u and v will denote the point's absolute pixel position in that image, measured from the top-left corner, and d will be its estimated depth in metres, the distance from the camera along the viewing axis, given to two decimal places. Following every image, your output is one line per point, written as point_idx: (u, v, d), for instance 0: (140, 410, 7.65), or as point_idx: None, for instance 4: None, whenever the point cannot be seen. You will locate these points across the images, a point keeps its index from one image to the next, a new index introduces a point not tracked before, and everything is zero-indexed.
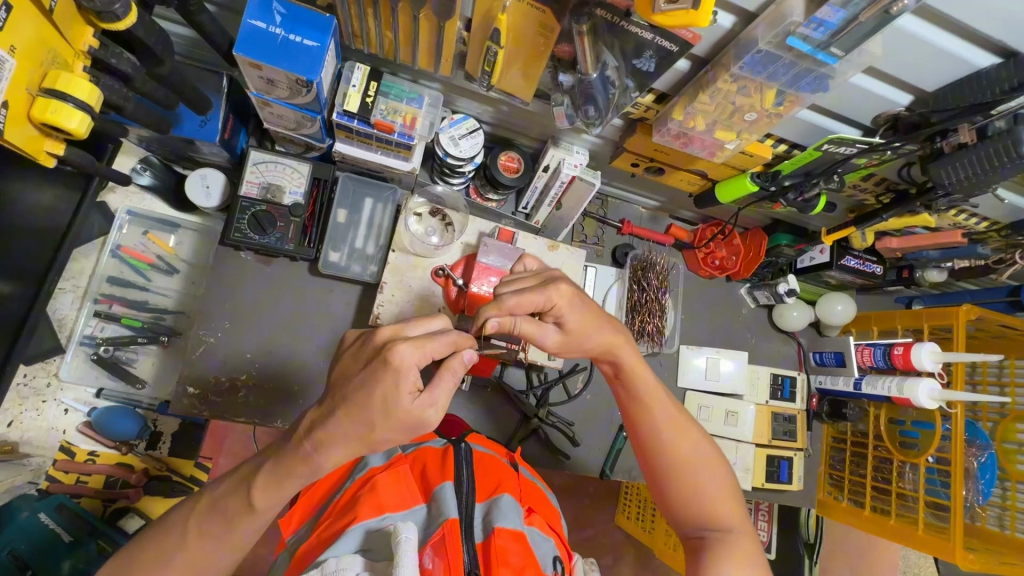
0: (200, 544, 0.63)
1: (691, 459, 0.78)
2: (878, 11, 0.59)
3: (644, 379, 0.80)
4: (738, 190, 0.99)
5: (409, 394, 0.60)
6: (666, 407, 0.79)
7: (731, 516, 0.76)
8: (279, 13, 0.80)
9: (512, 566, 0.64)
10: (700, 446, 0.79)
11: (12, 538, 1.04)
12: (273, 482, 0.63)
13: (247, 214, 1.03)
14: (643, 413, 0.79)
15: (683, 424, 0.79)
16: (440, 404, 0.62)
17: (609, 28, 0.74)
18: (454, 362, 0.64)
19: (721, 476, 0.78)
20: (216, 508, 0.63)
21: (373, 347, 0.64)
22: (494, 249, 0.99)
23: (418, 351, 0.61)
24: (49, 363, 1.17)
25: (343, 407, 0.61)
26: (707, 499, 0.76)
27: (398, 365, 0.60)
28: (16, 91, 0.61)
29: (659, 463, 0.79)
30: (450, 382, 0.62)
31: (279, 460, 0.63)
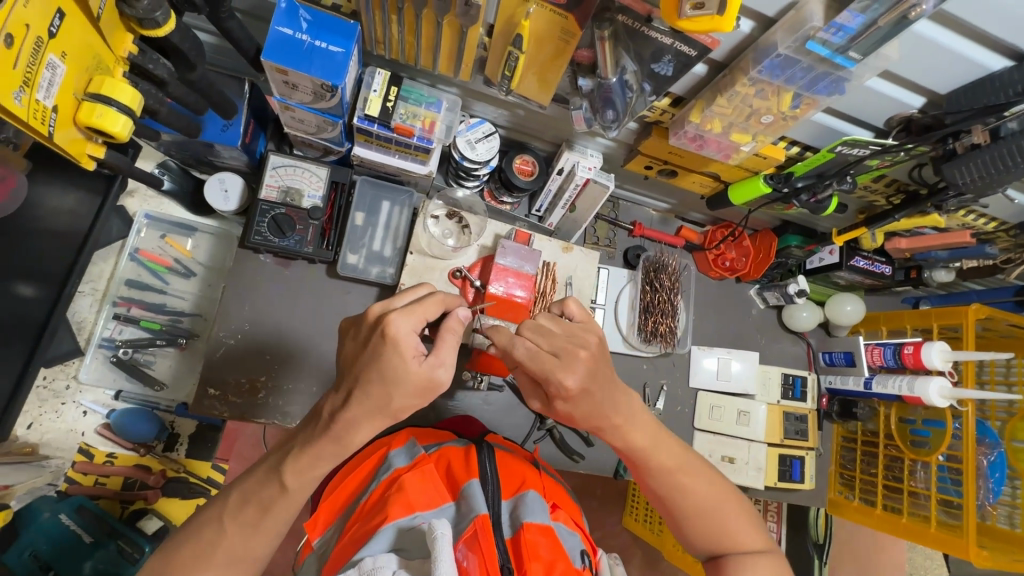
0: (237, 533, 0.64)
1: (705, 494, 0.77)
2: (897, 16, 0.61)
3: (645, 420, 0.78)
4: (752, 192, 1.01)
5: (415, 358, 0.63)
6: (671, 454, 0.78)
7: (753, 540, 0.76)
8: (305, 20, 0.82)
9: (543, 559, 0.64)
10: (711, 481, 0.78)
11: (34, 538, 1.07)
12: (307, 467, 0.65)
13: (267, 217, 1.04)
14: (650, 465, 0.77)
15: (690, 462, 0.78)
16: (447, 362, 0.66)
17: (629, 33, 0.75)
18: (451, 322, 0.69)
19: (736, 504, 0.78)
20: (250, 502, 0.65)
21: (367, 326, 0.67)
22: (511, 250, 1.00)
23: (416, 318, 0.65)
24: (68, 366, 1.19)
25: (362, 388, 0.63)
26: (728, 530, 0.76)
27: (396, 337, 0.62)
28: (65, 95, 0.63)
29: (675, 506, 0.78)
30: (452, 341, 0.67)
31: (311, 454, 0.65)
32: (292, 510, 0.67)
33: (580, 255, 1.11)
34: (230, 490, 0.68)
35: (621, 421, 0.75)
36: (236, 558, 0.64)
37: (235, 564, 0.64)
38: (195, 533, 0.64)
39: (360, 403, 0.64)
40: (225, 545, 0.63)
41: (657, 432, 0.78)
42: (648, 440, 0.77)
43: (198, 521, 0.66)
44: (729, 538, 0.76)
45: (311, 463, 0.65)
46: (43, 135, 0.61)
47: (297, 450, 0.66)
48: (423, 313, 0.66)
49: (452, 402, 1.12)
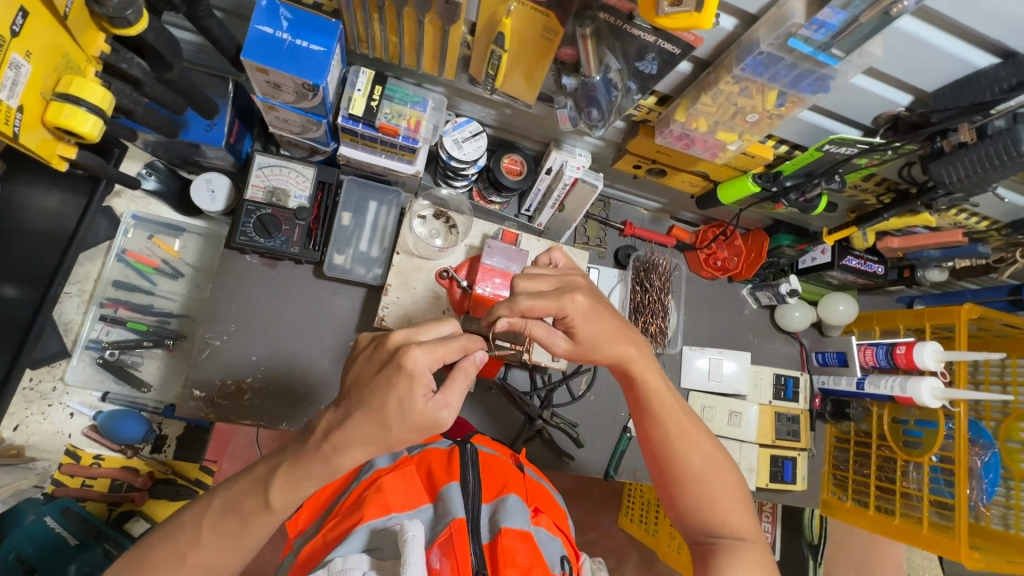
0: (213, 546, 0.63)
1: (705, 473, 0.76)
2: (878, 12, 0.60)
3: (659, 388, 0.78)
4: (740, 191, 1.00)
5: (423, 395, 0.60)
6: (678, 415, 0.78)
7: (742, 522, 0.75)
8: (286, 19, 0.81)
9: (520, 566, 0.64)
10: (711, 453, 0.77)
11: (18, 542, 1.06)
12: (294, 482, 0.63)
13: (252, 217, 1.03)
14: (654, 419, 0.78)
15: (695, 429, 0.78)
16: (453, 404, 0.62)
17: (612, 31, 0.74)
18: (466, 363, 0.64)
19: (732, 482, 0.77)
20: (232, 511, 0.64)
21: (385, 351, 0.64)
22: (498, 251, 0.99)
23: (436, 356, 0.61)
24: (54, 367, 1.18)
25: (361, 408, 0.61)
26: (718, 505, 0.75)
27: (412, 371, 0.60)
28: (31, 95, 0.62)
29: (671, 469, 0.77)
30: (461, 384, 0.63)
31: (296, 462, 0.63)
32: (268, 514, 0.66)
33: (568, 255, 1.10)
34: (215, 493, 0.66)
35: (636, 357, 0.77)
36: (208, 565, 0.63)
37: (207, 568, 0.64)
38: (175, 532, 0.64)
39: (352, 416, 0.61)
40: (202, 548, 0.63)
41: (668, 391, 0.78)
42: (657, 396, 0.77)
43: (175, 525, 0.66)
44: (718, 512, 0.75)
45: (301, 479, 0.63)
46: (9, 135, 0.60)
47: (292, 461, 0.64)
48: (443, 353, 0.62)
49: None
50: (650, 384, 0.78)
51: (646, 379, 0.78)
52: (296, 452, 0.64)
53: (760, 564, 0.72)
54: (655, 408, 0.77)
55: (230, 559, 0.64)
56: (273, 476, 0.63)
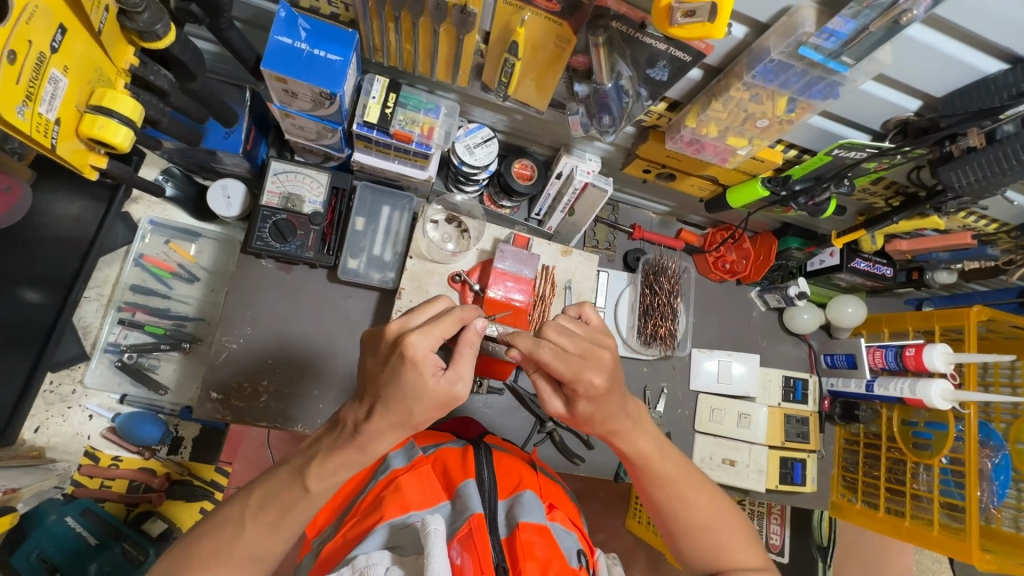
0: (252, 537, 0.64)
1: (707, 513, 0.75)
2: (888, 21, 0.61)
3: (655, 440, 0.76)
4: (750, 195, 1.02)
5: (434, 374, 0.62)
6: (673, 462, 0.76)
7: (753, 561, 0.73)
8: (304, 29, 0.83)
9: (538, 559, 0.65)
10: (711, 498, 0.76)
11: (40, 541, 1.08)
12: (331, 472, 0.65)
13: (268, 223, 1.05)
14: (651, 475, 0.75)
15: (691, 475, 0.76)
16: (465, 376, 0.64)
17: (624, 39, 0.76)
18: (470, 336, 0.66)
19: (736, 522, 0.75)
20: (268, 504, 0.64)
21: (385, 343, 0.64)
22: (510, 255, 1.01)
23: (434, 336, 0.62)
24: (74, 370, 1.21)
25: (395, 417, 0.62)
26: (725, 548, 0.73)
27: (415, 358, 0.60)
28: (67, 108, 0.64)
29: (675, 526, 0.75)
30: (469, 356, 0.65)
31: (325, 457, 0.65)
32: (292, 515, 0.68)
33: (579, 259, 1.11)
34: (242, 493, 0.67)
35: (633, 425, 0.74)
36: (254, 553, 0.64)
37: (252, 560, 0.64)
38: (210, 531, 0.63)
39: (380, 417, 0.63)
40: (250, 536, 0.63)
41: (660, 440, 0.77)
42: (651, 450, 0.75)
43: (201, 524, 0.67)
44: (727, 557, 0.72)
45: (329, 472, 0.65)
46: (46, 147, 0.62)
47: (321, 455, 0.65)
48: (441, 331, 0.63)
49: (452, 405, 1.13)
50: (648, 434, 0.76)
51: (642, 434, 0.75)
52: (322, 449, 0.66)
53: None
54: (652, 463, 0.75)
55: (270, 549, 0.65)
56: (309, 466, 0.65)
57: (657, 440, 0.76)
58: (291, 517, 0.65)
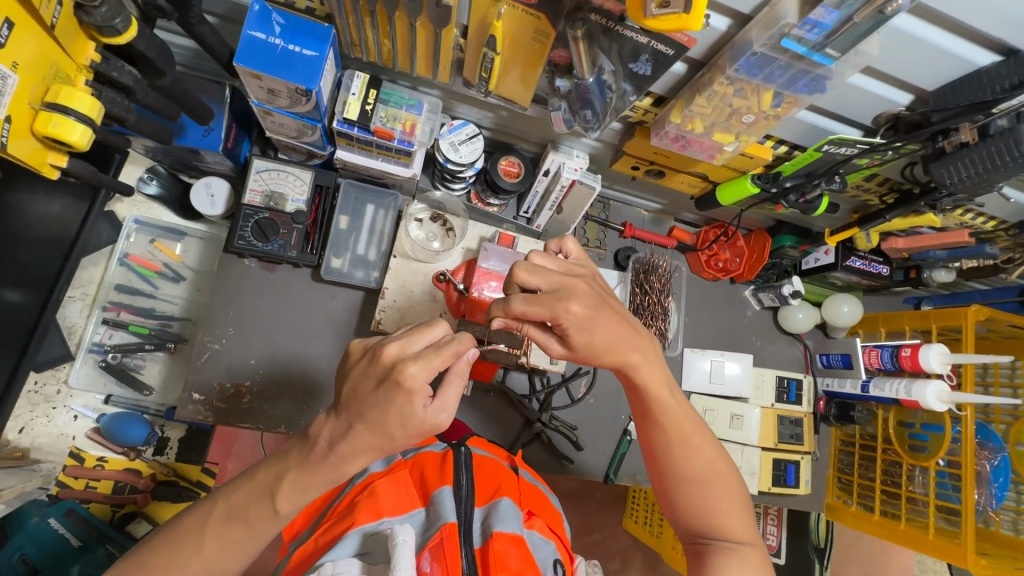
0: (222, 545, 0.63)
1: (707, 470, 0.74)
2: (873, 11, 0.58)
3: (664, 395, 0.73)
4: (740, 192, 0.99)
5: (422, 403, 0.60)
6: (684, 418, 0.74)
7: (742, 532, 0.74)
8: (278, 24, 0.81)
9: (511, 570, 0.63)
10: (716, 457, 0.75)
11: (23, 542, 1.08)
12: (303, 490, 0.63)
13: (250, 222, 1.04)
14: (660, 426, 0.74)
15: (700, 434, 0.75)
16: (452, 406, 0.62)
17: (604, 32, 0.74)
18: (461, 366, 0.64)
19: (735, 487, 0.75)
20: (234, 517, 0.63)
21: (380, 366, 0.62)
22: (494, 254, 0.98)
23: (432, 368, 0.60)
24: (59, 371, 1.20)
25: (362, 423, 0.61)
26: (717, 509, 0.74)
27: (409, 387, 0.59)
28: (19, 106, 0.63)
29: (671, 476, 0.75)
30: (459, 385, 0.63)
31: (302, 474, 0.63)
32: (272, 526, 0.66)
33: None
34: (212, 500, 0.66)
35: (640, 361, 0.71)
36: (217, 567, 0.63)
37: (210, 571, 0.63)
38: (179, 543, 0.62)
39: (356, 429, 0.61)
40: (212, 544, 0.62)
41: (675, 394, 0.74)
42: (664, 405, 0.73)
43: (172, 525, 0.64)
44: (717, 517, 0.73)
45: (299, 483, 0.63)
46: None
47: (292, 471, 0.63)
48: (439, 363, 0.60)
49: None
50: (654, 392, 0.72)
51: (648, 388, 0.72)
52: (294, 465, 0.64)
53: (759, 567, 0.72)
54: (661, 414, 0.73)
55: (232, 559, 0.64)
56: (279, 487, 0.63)
57: (671, 389, 0.74)
58: (263, 525, 0.64)
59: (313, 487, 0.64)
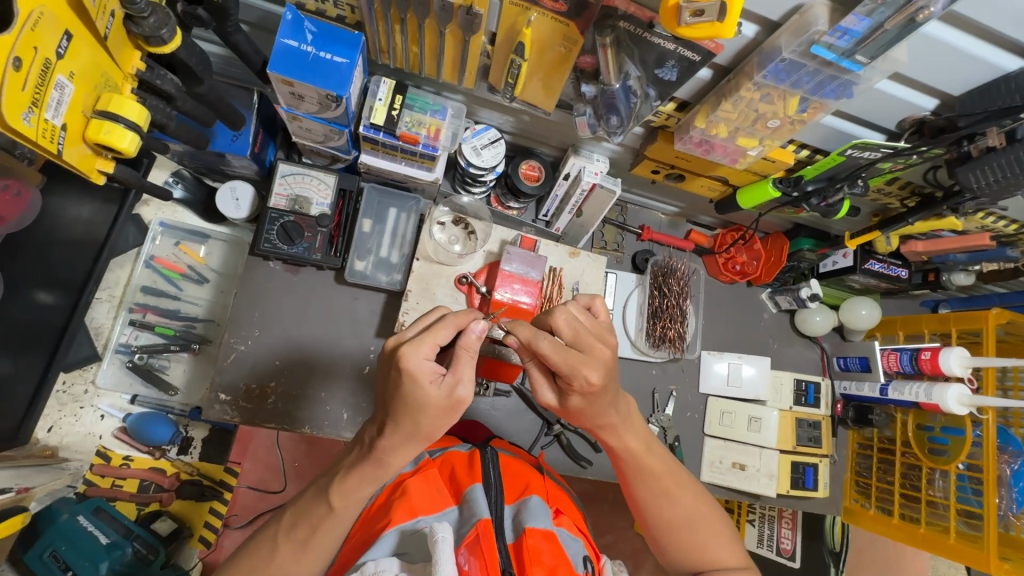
0: (262, 546, 0.66)
1: (689, 508, 0.76)
2: (904, 19, 0.59)
3: (640, 448, 0.75)
4: (761, 195, 1.00)
5: (434, 383, 0.61)
6: (660, 464, 0.77)
7: (734, 561, 0.75)
8: (310, 32, 0.83)
9: (546, 565, 0.64)
10: (695, 498, 0.77)
11: (53, 539, 1.10)
12: (352, 489, 0.66)
13: (276, 225, 1.05)
14: (636, 476, 0.76)
15: (676, 477, 0.77)
16: (466, 377, 0.63)
17: (632, 39, 0.75)
18: (468, 341, 0.64)
19: (718, 522, 0.77)
20: None
21: (386, 356, 0.65)
22: (517, 257, 1.00)
23: (427, 345, 0.61)
24: (86, 371, 1.22)
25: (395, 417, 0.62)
26: (705, 546, 0.75)
27: (411, 371, 0.60)
28: (73, 114, 0.65)
29: (654, 521, 0.77)
30: (470, 359, 0.64)
31: (353, 479, 0.66)
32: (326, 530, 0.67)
33: (587, 261, 1.09)
34: None
35: (617, 421, 0.73)
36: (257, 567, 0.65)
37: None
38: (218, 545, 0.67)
39: (395, 432, 0.63)
40: (280, 555, 0.65)
41: (648, 440, 0.77)
42: (638, 457, 0.76)
43: None
44: (707, 554, 0.75)
45: (350, 488, 0.65)
46: (52, 152, 0.63)
47: (344, 475, 0.66)
48: (434, 340, 0.62)
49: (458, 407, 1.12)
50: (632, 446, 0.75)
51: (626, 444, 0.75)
52: (348, 471, 0.66)
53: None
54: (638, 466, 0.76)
55: (301, 568, 0.66)
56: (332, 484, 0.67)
57: (644, 436, 0.76)
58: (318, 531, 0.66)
59: (356, 488, 0.66)
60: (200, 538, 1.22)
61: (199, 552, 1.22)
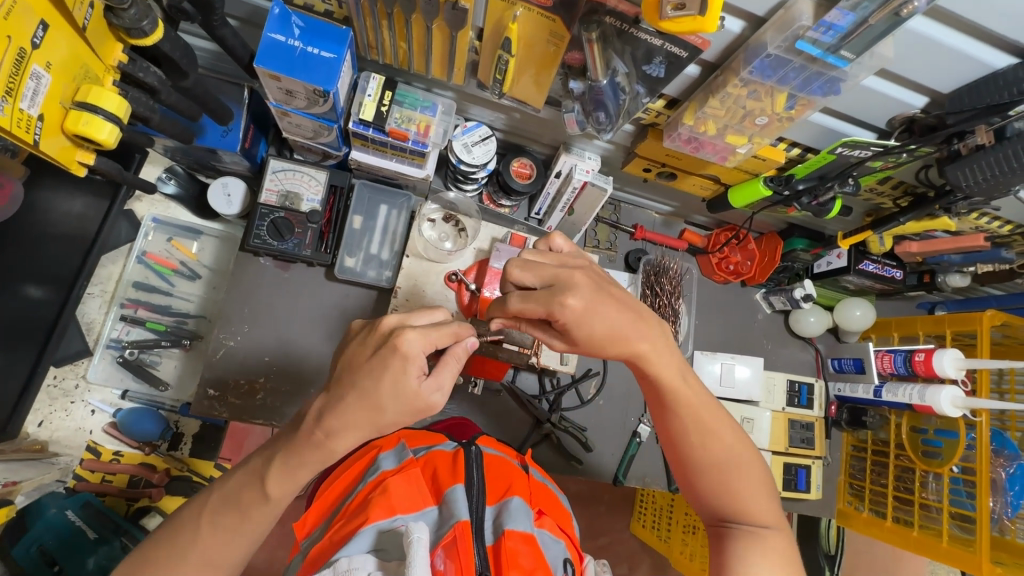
0: (214, 540, 0.64)
1: (726, 450, 0.74)
2: (888, 13, 0.59)
3: (680, 383, 0.73)
4: (752, 194, 0.99)
5: (417, 376, 0.63)
6: (700, 398, 0.75)
7: (766, 512, 0.73)
8: (298, 26, 0.83)
9: (523, 568, 0.64)
10: (736, 439, 0.75)
11: (40, 532, 1.09)
12: (288, 472, 0.65)
13: (266, 221, 1.05)
14: (678, 409, 0.74)
15: (718, 414, 0.75)
16: (445, 387, 0.65)
17: (618, 34, 0.74)
18: (457, 349, 0.67)
19: (756, 468, 0.75)
20: (229, 504, 0.65)
21: (379, 334, 0.66)
22: (506, 254, 1.00)
23: (426, 340, 0.64)
24: (77, 365, 1.23)
25: (361, 391, 0.62)
26: (738, 491, 0.73)
27: (406, 352, 0.62)
28: (51, 105, 0.65)
29: (690, 458, 0.75)
30: (454, 368, 0.66)
31: (289, 460, 0.64)
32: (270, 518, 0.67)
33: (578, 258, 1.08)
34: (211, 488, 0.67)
35: (649, 351, 0.71)
36: (210, 560, 0.64)
37: (208, 565, 0.64)
38: (177, 531, 0.64)
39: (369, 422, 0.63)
40: (204, 541, 0.64)
41: (685, 371, 0.74)
42: (680, 389, 0.73)
43: (177, 519, 0.66)
44: (740, 500, 0.73)
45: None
46: (29, 143, 0.63)
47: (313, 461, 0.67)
48: (434, 338, 0.64)
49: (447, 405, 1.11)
50: (668, 384, 0.73)
51: (662, 379, 0.73)
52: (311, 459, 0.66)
53: (782, 555, 0.70)
54: (680, 400, 0.74)
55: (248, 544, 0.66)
56: (269, 466, 0.65)
57: (680, 367, 0.74)
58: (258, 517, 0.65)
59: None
60: None
61: None
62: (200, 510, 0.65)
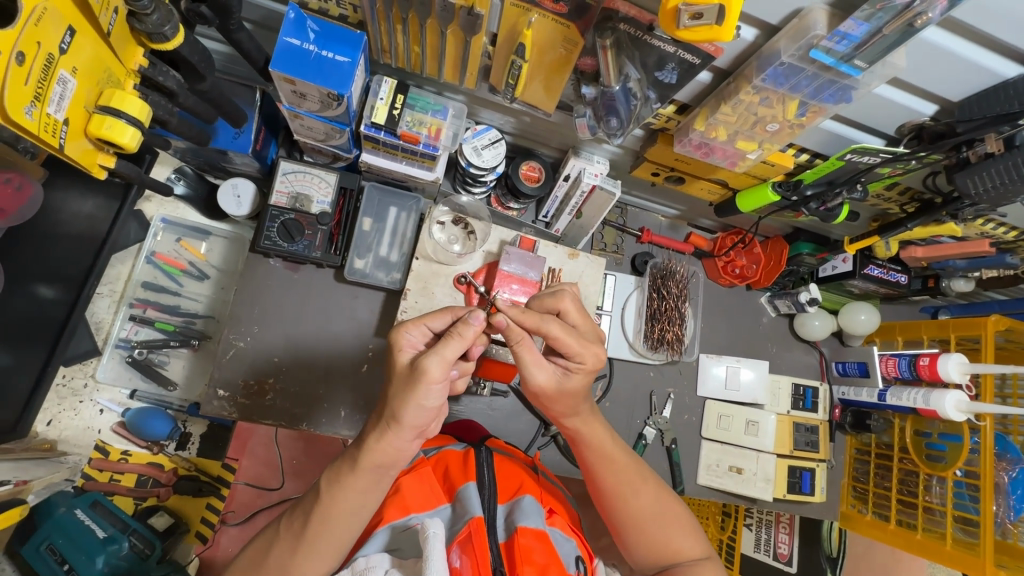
0: (287, 545, 0.66)
1: (652, 501, 0.78)
2: (902, 24, 0.60)
3: (604, 441, 0.79)
4: (761, 199, 1.00)
5: (406, 352, 0.69)
6: (623, 457, 0.79)
7: (696, 550, 0.77)
8: (313, 30, 0.84)
9: (536, 565, 0.65)
10: (660, 490, 0.79)
11: (50, 532, 1.09)
12: (339, 476, 0.67)
13: (276, 223, 1.06)
14: (603, 468, 0.78)
15: (641, 470, 0.80)
16: (445, 357, 0.63)
17: (632, 41, 0.75)
18: (466, 331, 0.65)
19: (682, 514, 0.80)
20: (296, 516, 0.68)
21: None
22: (516, 257, 1.01)
23: (416, 328, 0.70)
24: (86, 365, 1.23)
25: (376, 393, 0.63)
26: (668, 537, 0.77)
27: (397, 343, 0.69)
28: (76, 108, 0.65)
29: (621, 515, 0.78)
30: (456, 345, 0.64)
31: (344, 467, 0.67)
32: (338, 541, 0.67)
33: (586, 262, 1.09)
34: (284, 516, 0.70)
35: (587, 413, 0.79)
36: (284, 567, 0.65)
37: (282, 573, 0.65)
38: (252, 544, 0.69)
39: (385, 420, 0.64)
40: (280, 548, 0.66)
41: (609, 440, 0.79)
42: (602, 449, 0.79)
43: (264, 540, 0.69)
44: (670, 545, 0.77)
45: (350, 486, 0.66)
46: (54, 146, 0.63)
47: (335, 465, 0.68)
48: (427, 322, 0.71)
49: (456, 407, 1.12)
50: (593, 443, 0.79)
51: (589, 438, 0.79)
52: (342, 464, 0.67)
53: None
54: (604, 458, 0.79)
55: (305, 565, 0.65)
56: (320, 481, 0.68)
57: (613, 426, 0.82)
58: (317, 525, 0.65)
59: (368, 489, 0.67)
60: (197, 534, 1.23)
61: (195, 548, 1.22)
62: (270, 545, 0.67)
